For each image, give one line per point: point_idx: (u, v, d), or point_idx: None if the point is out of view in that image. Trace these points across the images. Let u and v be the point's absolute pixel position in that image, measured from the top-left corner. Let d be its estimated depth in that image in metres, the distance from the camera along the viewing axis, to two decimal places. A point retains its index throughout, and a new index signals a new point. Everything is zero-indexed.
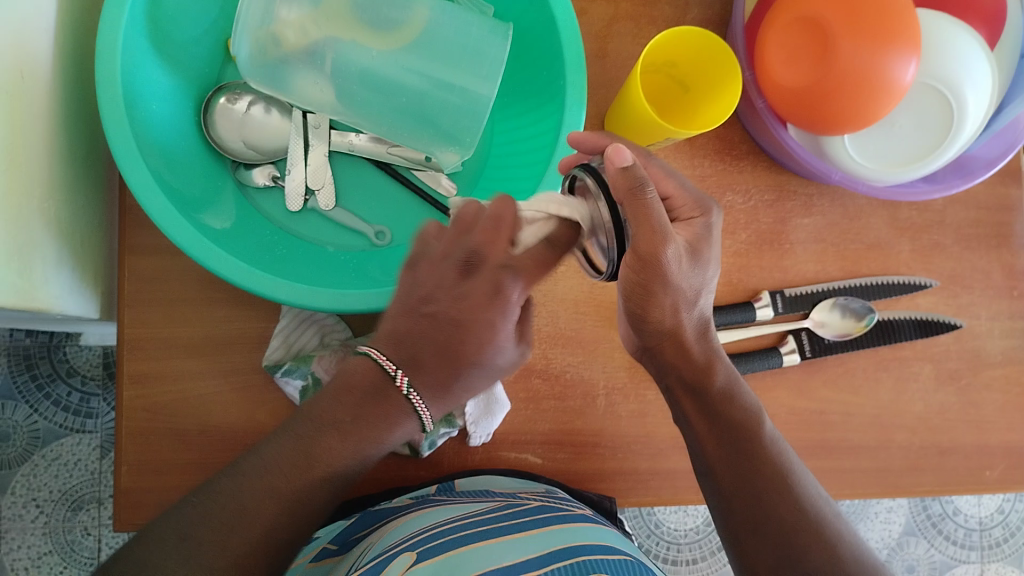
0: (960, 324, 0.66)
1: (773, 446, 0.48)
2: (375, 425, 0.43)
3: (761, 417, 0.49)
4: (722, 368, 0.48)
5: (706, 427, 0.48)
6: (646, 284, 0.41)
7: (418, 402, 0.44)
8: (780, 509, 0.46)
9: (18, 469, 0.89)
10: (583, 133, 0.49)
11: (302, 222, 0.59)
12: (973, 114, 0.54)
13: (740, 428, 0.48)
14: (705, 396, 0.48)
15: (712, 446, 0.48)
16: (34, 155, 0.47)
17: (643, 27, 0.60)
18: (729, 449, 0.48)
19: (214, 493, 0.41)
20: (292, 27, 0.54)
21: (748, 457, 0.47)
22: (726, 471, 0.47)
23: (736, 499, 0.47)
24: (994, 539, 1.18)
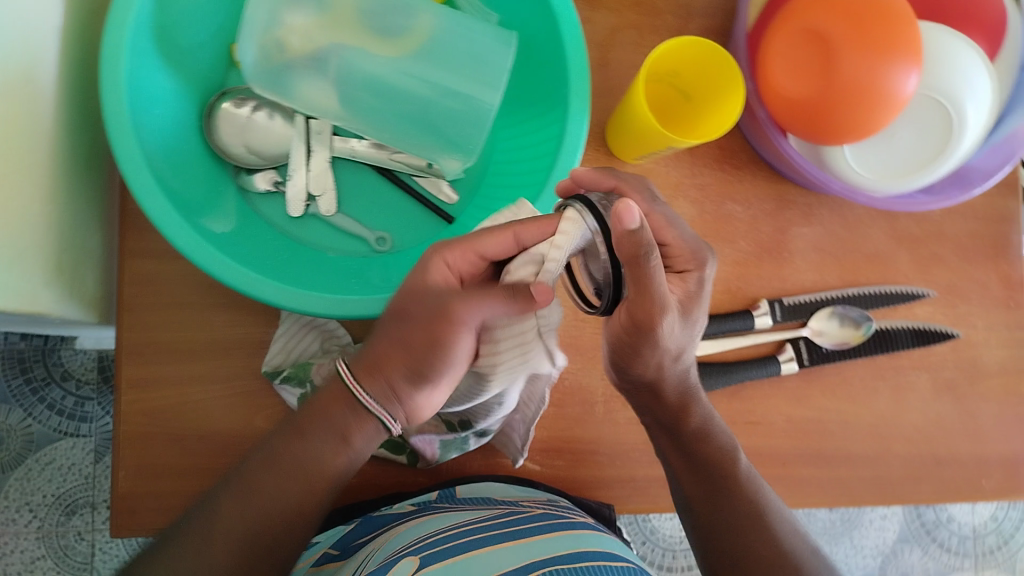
0: (957, 334, 0.66)
1: (749, 483, 0.50)
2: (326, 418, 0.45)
3: (736, 454, 0.51)
4: (699, 410, 0.49)
5: (685, 466, 0.50)
6: (638, 349, 0.42)
7: (377, 409, 0.45)
8: (762, 543, 0.48)
9: (11, 473, 0.88)
10: (584, 171, 0.46)
11: (303, 228, 0.59)
12: (972, 126, 0.55)
13: (718, 463, 0.50)
14: (681, 437, 0.50)
15: (691, 484, 0.50)
16: (38, 158, 0.46)
17: (645, 36, 0.60)
18: (706, 484, 0.50)
19: (201, 522, 0.43)
20: (297, 34, 0.55)
21: (727, 493, 0.49)
22: (704, 505, 0.50)
23: (723, 534, 0.49)
24: (988, 547, 1.18)
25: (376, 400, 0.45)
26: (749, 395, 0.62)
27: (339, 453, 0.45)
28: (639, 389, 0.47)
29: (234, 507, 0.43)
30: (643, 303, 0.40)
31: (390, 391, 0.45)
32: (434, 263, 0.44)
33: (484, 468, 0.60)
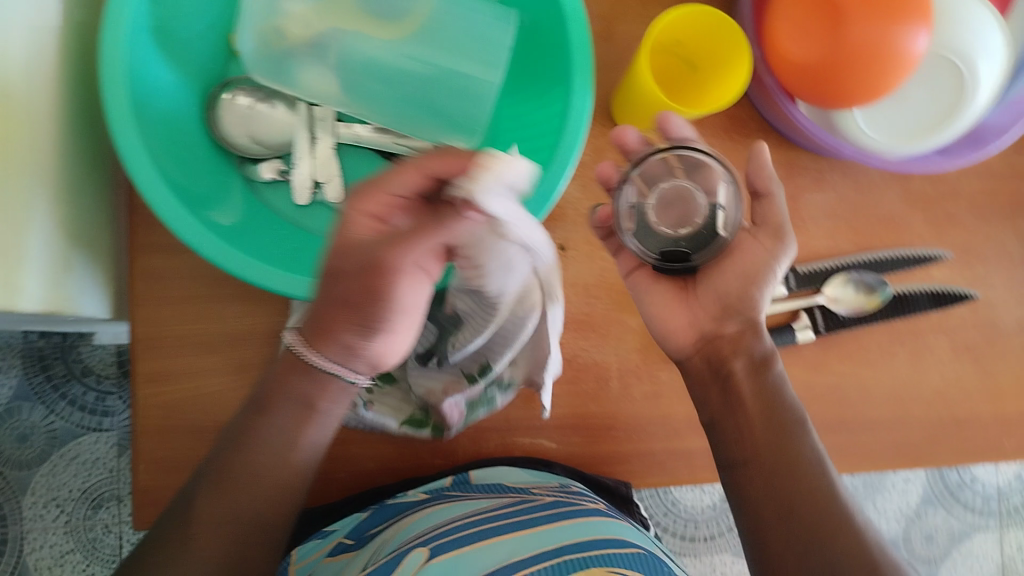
0: (975, 295, 0.65)
1: (811, 437, 0.48)
2: (281, 389, 0.44)
3: (804, 417, 0.48)
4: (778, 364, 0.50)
5: (756, 410, 0.48)
6: (767, 279, 0.49)
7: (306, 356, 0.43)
8: (812, 494, 0.45)
9: (37, 469, 0.90)
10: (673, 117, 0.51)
11: (310, 216, 0.58)
12: (985, 84, 0.54)
13: (782, 416, 0.48)
14: (763, 379, 0.49)
15: (759, 429, 0.47)
16: (42, 159, 0.46)
17: (648, 5, 0.59)
18: (772, 445, 0.47)
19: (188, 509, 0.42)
20: (295, 20, 0.56)
21: (792, 445, 0.47)
22: (769, 455, 0.47)
23: (781, 480, 0.46)
24: (1013, 505, 1.18)
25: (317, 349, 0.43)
26: None
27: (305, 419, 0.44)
28: (736, 328, 0.50)
29: (219, 501, 0.42)
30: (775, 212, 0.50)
31: (323, 339, 0.43)
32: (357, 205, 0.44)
33: (500, 448, 0.60)
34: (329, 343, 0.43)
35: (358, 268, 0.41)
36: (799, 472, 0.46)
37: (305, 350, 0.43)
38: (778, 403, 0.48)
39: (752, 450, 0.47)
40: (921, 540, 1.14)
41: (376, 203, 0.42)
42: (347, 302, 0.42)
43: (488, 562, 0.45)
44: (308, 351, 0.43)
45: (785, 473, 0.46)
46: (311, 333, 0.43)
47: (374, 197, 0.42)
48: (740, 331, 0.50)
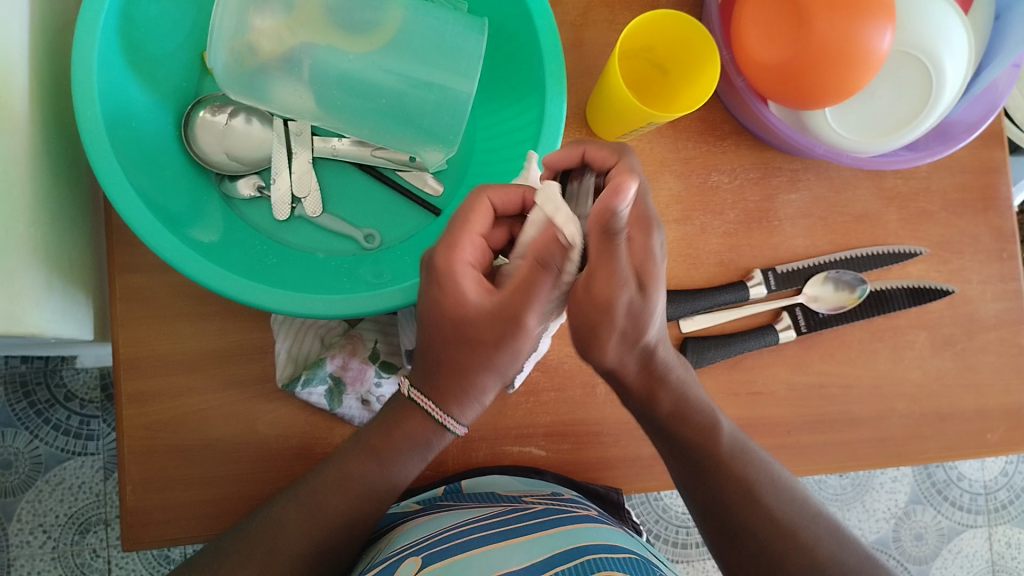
0: (952, 290, 0.66)
1: (733, 453, 0.48)
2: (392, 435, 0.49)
3: (717, 423, 0.49)
4: (668, 392, 0.46)
5: (666, 448, 0.49)
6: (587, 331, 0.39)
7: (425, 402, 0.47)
8: (751, 520, 0.47)
9: (22, 496, 0.89)
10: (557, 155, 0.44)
11: (291, 231, 0.59)
12: (951, 81, 0.55)
13: (701, 446, 0.48)
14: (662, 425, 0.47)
15: (676, 464, 0.49)
16: (17, 181, 0.46)
17: (618, 12, 0.60)
18: (700, 480, 0.48)
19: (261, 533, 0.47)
20: (267, 36, 0.54)
21: (713, 466, 0.48)
22: (696, 487, 0.48)
23: (718, 513, 0.48)
24: (1000, 501, 1.18)
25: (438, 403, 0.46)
26: (748, 366, 0.62)
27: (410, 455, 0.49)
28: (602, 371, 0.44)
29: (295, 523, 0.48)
30: (608, 279, 0.37)
31: (443, 391, 0.46)
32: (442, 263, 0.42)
33: (490, 458, 0.60)
34: (453, 398, 0.46)
35: (487, 337, 0.42)
36: (733, 497, 0.47)
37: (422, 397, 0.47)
38: (695, 423, 0.47)
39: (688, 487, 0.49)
40: (911, 539, 1.15)
41: (468, 246, 0.43)
42: (464, 366, 0.44)
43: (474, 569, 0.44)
44: (438, 410, 0.47)
45: (724, 504, 0.47)
46: (426, 383, 0.46)
47: (465, 241, 0.43)
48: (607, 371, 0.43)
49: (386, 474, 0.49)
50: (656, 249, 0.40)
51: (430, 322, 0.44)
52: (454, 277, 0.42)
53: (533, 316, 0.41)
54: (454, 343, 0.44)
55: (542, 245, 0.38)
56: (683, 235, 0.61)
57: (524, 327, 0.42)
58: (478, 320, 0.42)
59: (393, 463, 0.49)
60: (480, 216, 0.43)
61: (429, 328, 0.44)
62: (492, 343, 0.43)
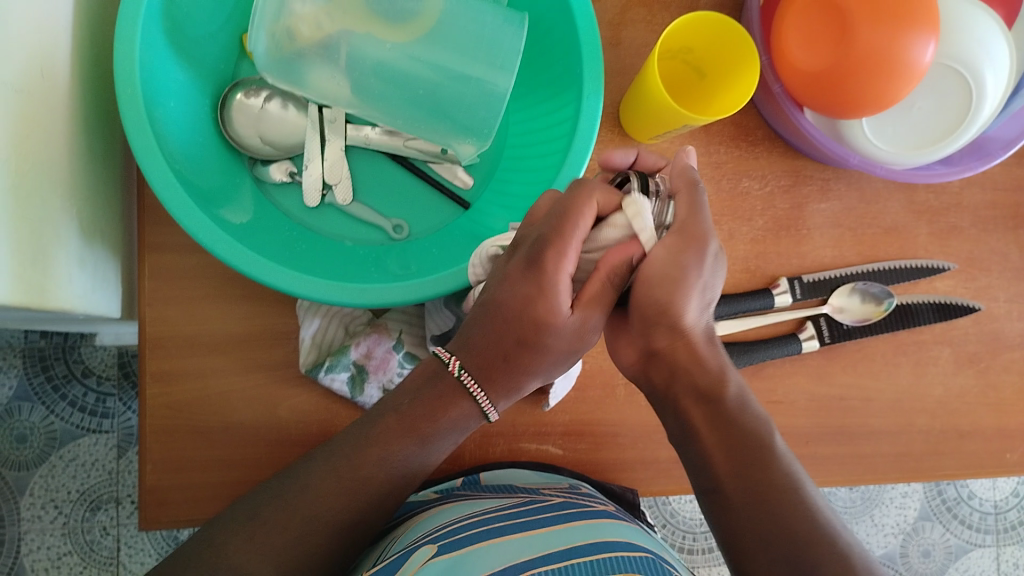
0: (978, 307, 0.65)
1: (788, 461, 0.42)
2: (438, 415, 0.45)
3: (772, 431, 0.43)
4: (733, 377, 0.44)
5: (714, 437, 0.43)
6: (683, 281, 0.41)
7: (474, 387, 0.44)
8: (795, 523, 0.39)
9: (35, 471, 0.89)
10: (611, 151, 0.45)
11: (320, 218, 0.59)
12: (991, 96, 0.54)
13: (752, 437, 0.42)
14: (718, 405, 0.43)
15: (722, 456, 0.42)
16: (55, 155, 0.46)
17: (656, 14, 0.60)
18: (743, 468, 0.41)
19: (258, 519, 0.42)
20: (306, 21, 0.54)
21: (762, 463, 0.41)
22: (734, 482, 0.41)
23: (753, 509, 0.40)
24: (1010, 522, 1.18)
25: (488, 392, 0.44)
26: (770, 374, 0.62)
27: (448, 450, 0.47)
28: (667, 341, 0.43)
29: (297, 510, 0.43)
30: (694, 218, 0.42)
31: (502, 382, 0.44)
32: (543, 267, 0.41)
33: (507, 453, 0.60)
34: (502, 389, 0.45)
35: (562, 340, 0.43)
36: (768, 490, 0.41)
37: (475, 384, 0.44)
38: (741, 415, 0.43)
39: (718, 476, 0.42)
40: (918, 555, 1.14)
41: (574, 259, 0.41)
42: (526, 367, 0.44)
43: (489, 561, 0.44)
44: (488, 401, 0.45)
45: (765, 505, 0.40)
46: (481, 370, 0.44)
47: (571, 252, 0.41)
48: (670, 343, 0.43)
49: (425, 455, 0.45)
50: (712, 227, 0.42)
51: (502, 313, 0.42)
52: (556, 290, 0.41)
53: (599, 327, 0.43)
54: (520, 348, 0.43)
55: (614, 265, 0.41)
56: None
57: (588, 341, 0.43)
58: (556, 330, 0.42)
59: (432, 444, 0.45)
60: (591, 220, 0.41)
61: (501, 320, 0.43)
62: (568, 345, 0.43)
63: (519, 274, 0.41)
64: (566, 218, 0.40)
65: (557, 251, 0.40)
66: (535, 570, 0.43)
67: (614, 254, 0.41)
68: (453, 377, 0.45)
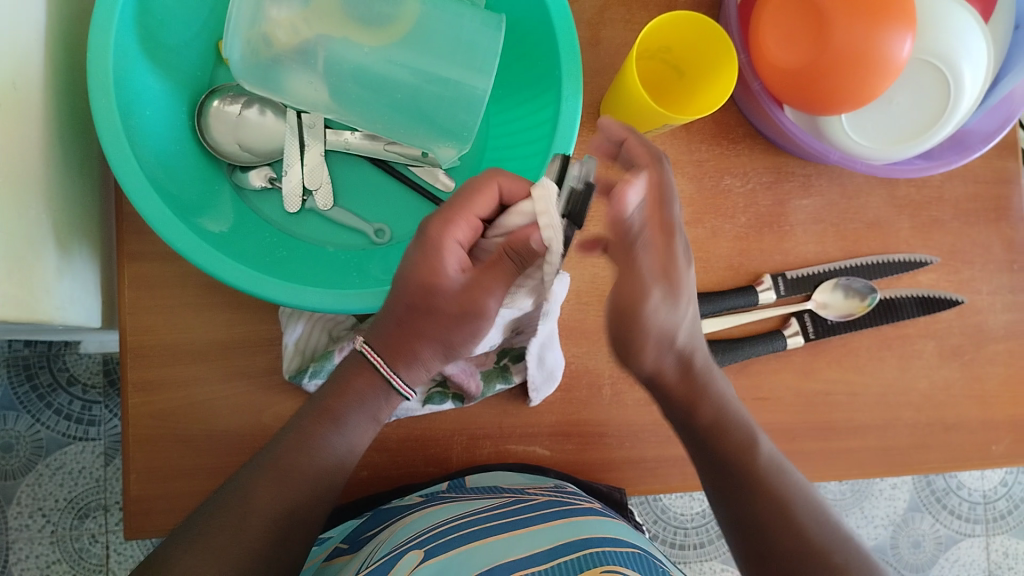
0: (961, 300, 0.66)
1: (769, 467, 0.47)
2: (348, 389, 0.47)
3: (749, 435, 0.47)
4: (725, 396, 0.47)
5: (695, 449, 0.48)
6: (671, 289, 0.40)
7: (378, 362, 0.46)
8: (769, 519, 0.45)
9: (22, 480, 0.89)
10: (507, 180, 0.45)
11: (301, 224, 0.59)
12: (969, 89, 0.54)
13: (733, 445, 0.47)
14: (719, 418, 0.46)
15: (698, 459, 0.48)
16: (30, 166, 0.46)
17: (635, 12, 0.60)
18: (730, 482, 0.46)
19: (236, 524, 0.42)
20: (282, 27, 0.53)
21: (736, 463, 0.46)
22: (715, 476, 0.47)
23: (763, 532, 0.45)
24: (999, 511, 1.18)
25: (393, 366, 0.46)
26: (756, 371, 0.62)
27: (370, 429, 0.48)
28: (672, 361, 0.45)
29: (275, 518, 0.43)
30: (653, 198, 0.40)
31: (404, 356, 0.46)
32: (431, 241, 0.44)
33: (494, 456, 0.60)
34: (403, 360, 0.46)
35: (452, 313, 0.45)
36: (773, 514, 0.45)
37: (380, 359, 0.46)
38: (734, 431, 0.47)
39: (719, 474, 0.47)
40: (908, 546, 1.15)
41: (464, 229, 0.44)
42: (422, 337, 0.46)
43: (477, 561, 0.44)
44: (388, 369, 0.46)
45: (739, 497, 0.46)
46: (386, 348, 0.46)
47: (462, 222, 0.44)
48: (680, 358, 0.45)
49: (344, 435, 0.47)
50: (678, 254, 0.41)
51: (403, 278, 0.45)
52: (441, 253, 0.43)
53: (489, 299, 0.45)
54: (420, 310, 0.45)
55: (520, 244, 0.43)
56: (694, 238, 0.61)
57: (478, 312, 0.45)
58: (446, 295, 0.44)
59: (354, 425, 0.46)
60: (490, 201, 0.44)
61: (407, 277, 0.44)
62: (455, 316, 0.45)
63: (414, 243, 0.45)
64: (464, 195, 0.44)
65: (444, 218, 0.44)
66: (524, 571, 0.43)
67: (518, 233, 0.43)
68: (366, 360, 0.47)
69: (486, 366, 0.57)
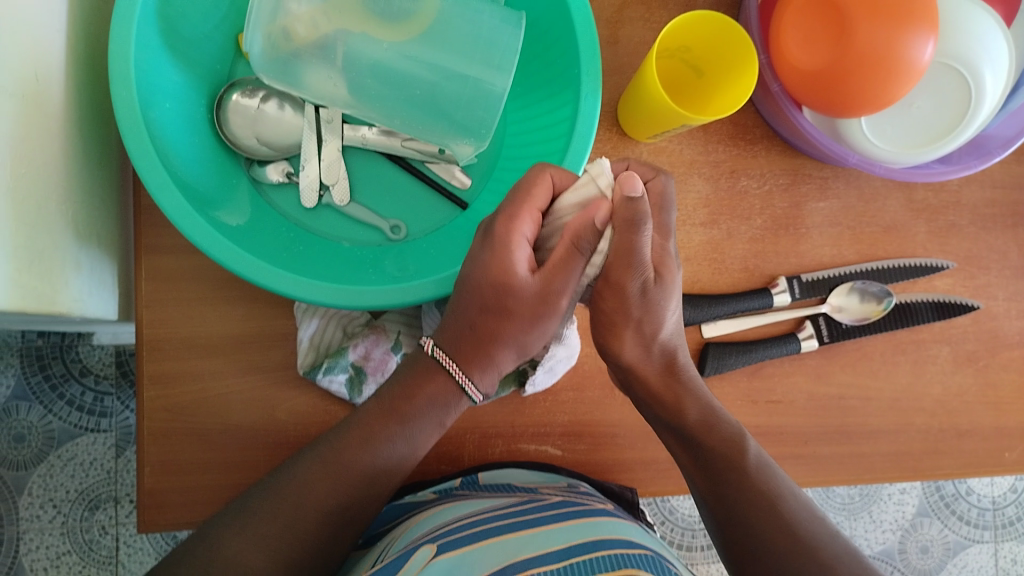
0: (977, 305, 0.65)
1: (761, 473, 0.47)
2: (416, 391, 0.46)
3: (745, 441, 0.49)
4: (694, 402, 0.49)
5: (692, 463, 0.49)
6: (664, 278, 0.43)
7: (451, 367, 0.46)
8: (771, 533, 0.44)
9: (33, 470, 0.89)
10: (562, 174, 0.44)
11: (318, 219, 0.59)
12: (990, 94, 0.54)
13: (723, 457, 0.47)
14: (702, 446, 0.48)
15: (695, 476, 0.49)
16: (50, 157, 0.46)
17: (653, 11, 0.59)
18: (713, 477, 0.47)
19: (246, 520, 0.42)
20: (302, 21, 0.53)
21: (733, 476, 0.47)
22: (713, 499, 0.47)
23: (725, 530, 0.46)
24: (1008, 517, 1.18)
25: (466, 371, 0.46)
26: (769, 373, 0.62)
27: (434, 433, 0.48)
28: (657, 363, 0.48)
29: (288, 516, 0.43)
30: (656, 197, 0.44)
31: (477, 362, 0.46)
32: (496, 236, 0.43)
33: (507, 454, 0.60)
34: (476, 363, 0.46)
35: (522, 310, 0.43)
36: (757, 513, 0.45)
37: (449, 360, 0.46)
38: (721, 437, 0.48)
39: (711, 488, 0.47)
40: (916, 552, 1.14)
41: (529, 223, 0.43)
42: (495, 337, 0.45)
43: (489, 561, 0.44)
44: (462, 375, 0.46)
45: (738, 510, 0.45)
46: (456, 350, 0.46)
47: (526, 216, 0.43)
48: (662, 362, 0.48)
49: (408, 439, 0.47)
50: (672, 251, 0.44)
51: (473, 283, 0.44)
52: (511, 249, 0.42)
53: (566, 296, 0.43)
54: (490, 308, 0.44)
55: (578, 229, 0.40)
56: (710, 239, 0.61)
57: (556, 306, 0.43)
58: (519, 295, 0.43)
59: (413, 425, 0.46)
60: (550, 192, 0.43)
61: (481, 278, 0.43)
62: (526, 318, 0.44)
63: (479, 246, 0.44)
64: (524, 192, 0.43)
65: (508, 215, 0.43)
66: (532, 570, 0.42)
67: (577, 216, 0.40)
68: (429, 356, 0.47)
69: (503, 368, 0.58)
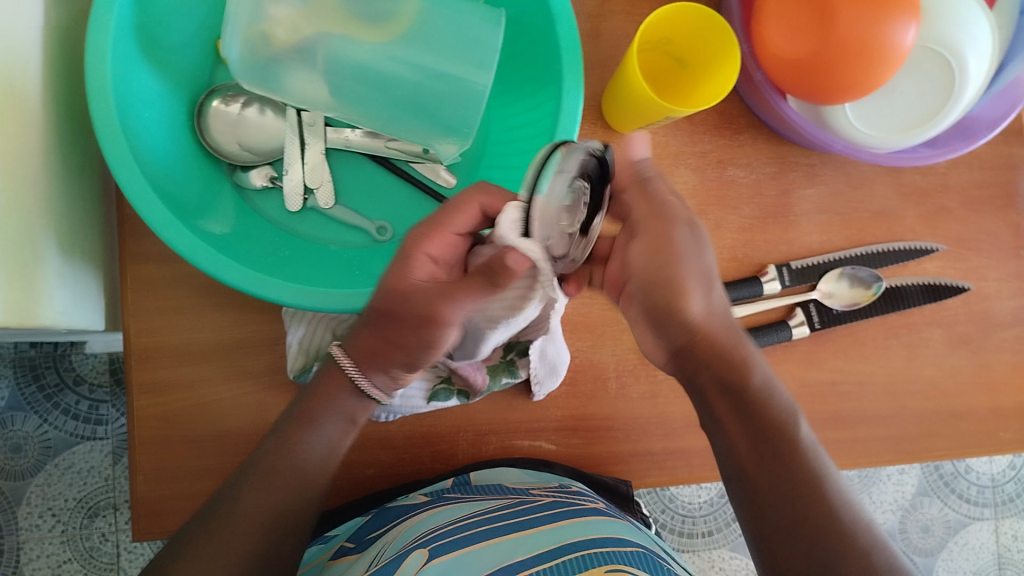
0: (968, 287, 0.65)
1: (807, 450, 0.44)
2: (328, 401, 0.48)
3: (795, 419, 0.45)
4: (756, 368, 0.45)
5: (739, 432, 0.45)
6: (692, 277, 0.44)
7: (354, 374, 0.48)
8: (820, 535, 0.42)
9: (31, 480, 0.89)
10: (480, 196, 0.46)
11: (304, 222, 0.59)
12: (974, 76, 0.54)
13: (772, 428, 0.44)
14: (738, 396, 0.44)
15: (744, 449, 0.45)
16: (30, 171, 0.46)
17: (635, 3, 0.59)
18: (761, 450, 0.44)
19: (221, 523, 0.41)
20: (282, 25, 0.52)
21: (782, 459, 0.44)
22: (761, 472, 0.44)
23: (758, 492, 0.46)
24: (1008, 494, 1.18)
25: (363, 372, 0.48)
26: None
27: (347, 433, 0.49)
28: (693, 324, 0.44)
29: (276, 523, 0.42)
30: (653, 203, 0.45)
31: (379, 368, 0.48)
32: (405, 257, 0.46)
33: (500, 451, 0.60)
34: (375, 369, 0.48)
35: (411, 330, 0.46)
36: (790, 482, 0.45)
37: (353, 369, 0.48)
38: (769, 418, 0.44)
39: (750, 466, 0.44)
40: (918, 531, 1.14)
41: (440, 247, 0.46)
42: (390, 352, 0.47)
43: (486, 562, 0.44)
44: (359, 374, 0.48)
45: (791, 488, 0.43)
46: (361, 357, 0.48)
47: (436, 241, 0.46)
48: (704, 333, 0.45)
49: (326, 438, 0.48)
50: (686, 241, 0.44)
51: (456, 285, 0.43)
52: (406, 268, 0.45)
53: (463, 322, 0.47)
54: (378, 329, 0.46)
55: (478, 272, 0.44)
56: None
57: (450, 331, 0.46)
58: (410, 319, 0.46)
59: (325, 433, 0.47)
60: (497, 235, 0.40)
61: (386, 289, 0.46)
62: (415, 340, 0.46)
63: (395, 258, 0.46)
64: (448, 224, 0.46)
65: (423, 234, 0.46)
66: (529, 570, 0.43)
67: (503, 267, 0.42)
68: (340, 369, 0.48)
69: (492, 361, 0.57)
